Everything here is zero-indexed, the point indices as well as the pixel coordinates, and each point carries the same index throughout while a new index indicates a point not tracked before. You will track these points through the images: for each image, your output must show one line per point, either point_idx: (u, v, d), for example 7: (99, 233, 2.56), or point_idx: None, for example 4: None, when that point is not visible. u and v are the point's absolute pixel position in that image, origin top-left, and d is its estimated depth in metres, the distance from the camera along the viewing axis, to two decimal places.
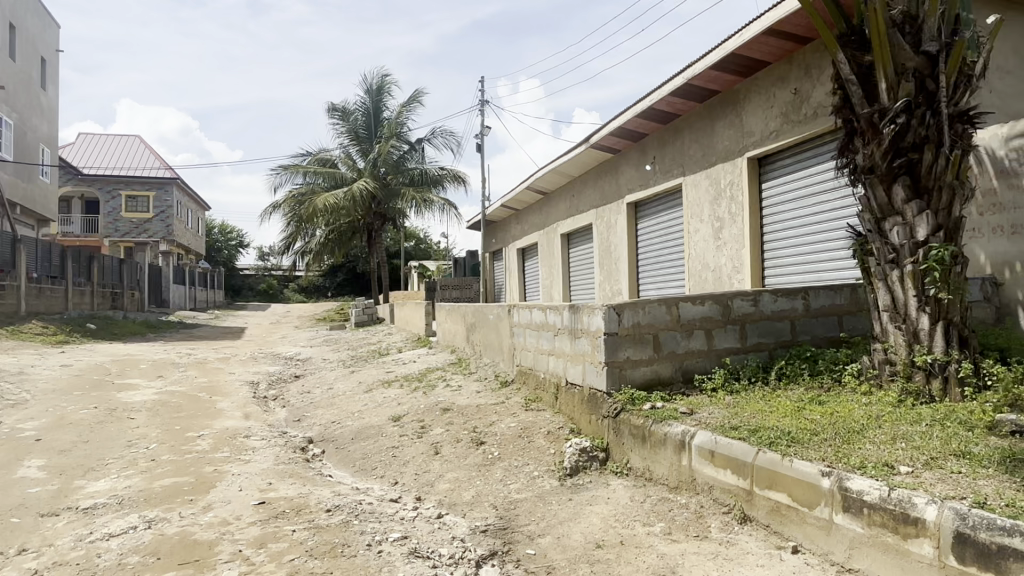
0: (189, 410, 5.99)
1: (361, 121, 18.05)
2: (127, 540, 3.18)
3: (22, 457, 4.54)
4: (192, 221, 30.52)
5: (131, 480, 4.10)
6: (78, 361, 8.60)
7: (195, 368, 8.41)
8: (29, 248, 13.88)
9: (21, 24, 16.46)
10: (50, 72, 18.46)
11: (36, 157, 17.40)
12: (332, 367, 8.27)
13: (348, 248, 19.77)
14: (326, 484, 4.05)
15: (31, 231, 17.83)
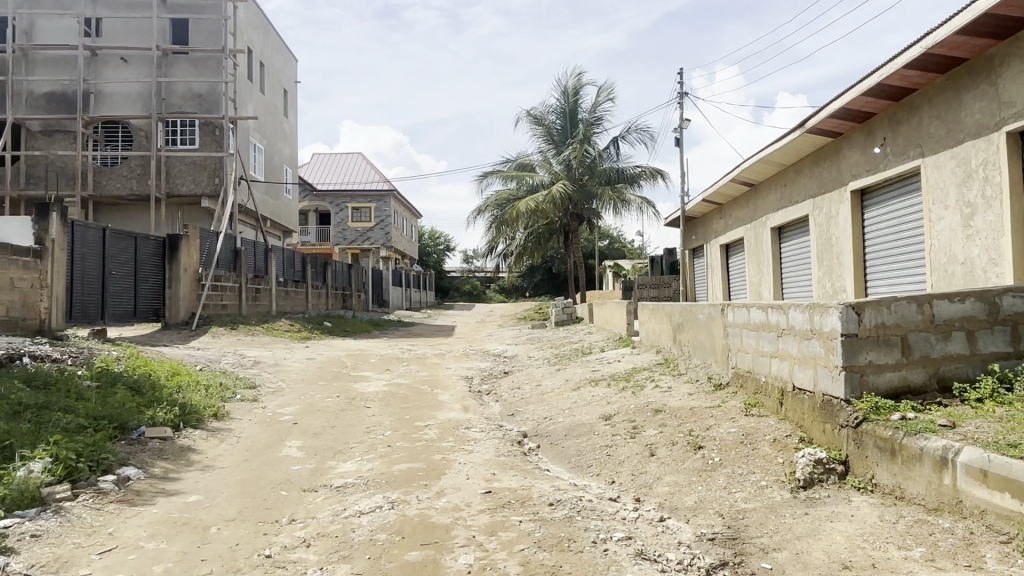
0: (415, 402, 6.48)
1: (557, 124, 18.40)
2: (375, 518, 3.50)
3: (284, 438, 5.21)
4: (406, 228, 33.21)
5: (373, 463, 4.52)
6: (320, 355, 9.72)
7: (416, 363, 9.12)
8: (278, 255, 15.99)
9: (269, 61, 19.00)
10: (291, 101, 21.12)
11: (282, 178, 20.01)
12: (539, 364, 8.51)
13: (546, 249, 20.28)
14: (545, 478, 4.15)
15: (278, 241, 20.53)
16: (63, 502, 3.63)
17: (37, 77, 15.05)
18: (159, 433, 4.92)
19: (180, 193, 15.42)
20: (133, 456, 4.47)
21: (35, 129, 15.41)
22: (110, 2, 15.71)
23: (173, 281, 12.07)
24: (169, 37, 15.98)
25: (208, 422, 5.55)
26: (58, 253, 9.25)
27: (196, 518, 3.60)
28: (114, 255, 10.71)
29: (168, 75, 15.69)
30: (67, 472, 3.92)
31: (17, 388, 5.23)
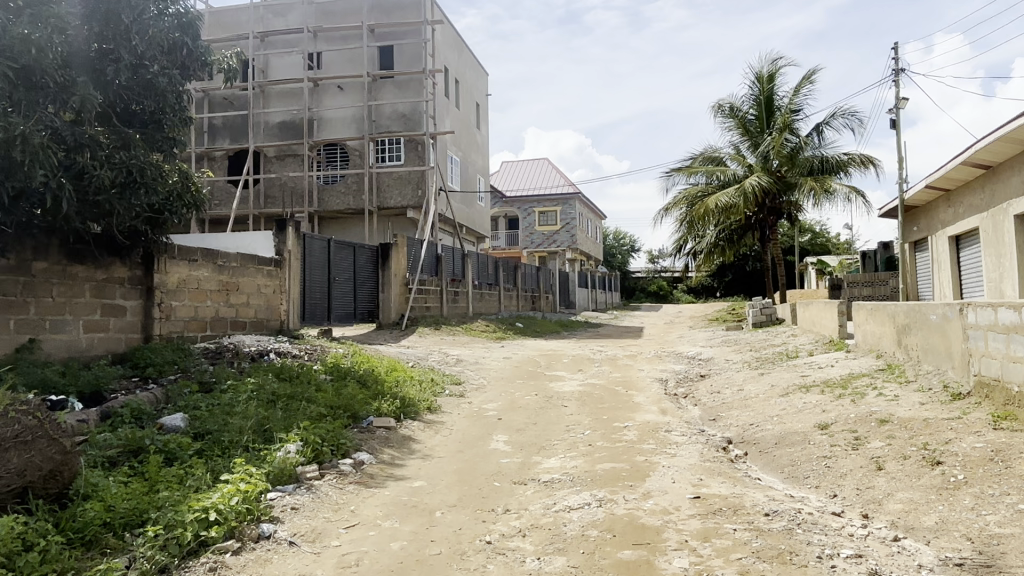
0: (611, 402, 6.54)
1: (751, 115, 17.47)
2: (585, 514, 3.59)
3: (491, 432, 5.51)
4: (591, 230, 33.48)
5: (577, 461, 4.63)
6: (516, 354, 10.11)
7: (609, 364, 9.18)
8: (473, 260, 16.91)
9: (462, 76, 20.11)
10: (483, 113, 22.20)
11: (475, 186, 21.10)
12: (739, 367, 8.17)
13: (739, 245, 19.40)
14: (757, 487, 3.99)
15: (473, 246, 21.68)
16: (314, 480, 4.15)
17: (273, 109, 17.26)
18: (384, 423, 5.45)
19: (388, 205, 16.88)
20: (364, 443, 4.99)
21: (271, 155, 17.69)
22: (328, 37, 17.58)
23: (385, 286, 13.25)
24: (377, 63, 17.52)
25: (424, 414, 6.03)
26: (293, 262, 10.58)
27: (423, 502, 3.93)
28: (337, 263, 12.00)
29: (377, 99, 17.24)
30: (315, 454, 4.48)
31: (270, 380, 6.07)
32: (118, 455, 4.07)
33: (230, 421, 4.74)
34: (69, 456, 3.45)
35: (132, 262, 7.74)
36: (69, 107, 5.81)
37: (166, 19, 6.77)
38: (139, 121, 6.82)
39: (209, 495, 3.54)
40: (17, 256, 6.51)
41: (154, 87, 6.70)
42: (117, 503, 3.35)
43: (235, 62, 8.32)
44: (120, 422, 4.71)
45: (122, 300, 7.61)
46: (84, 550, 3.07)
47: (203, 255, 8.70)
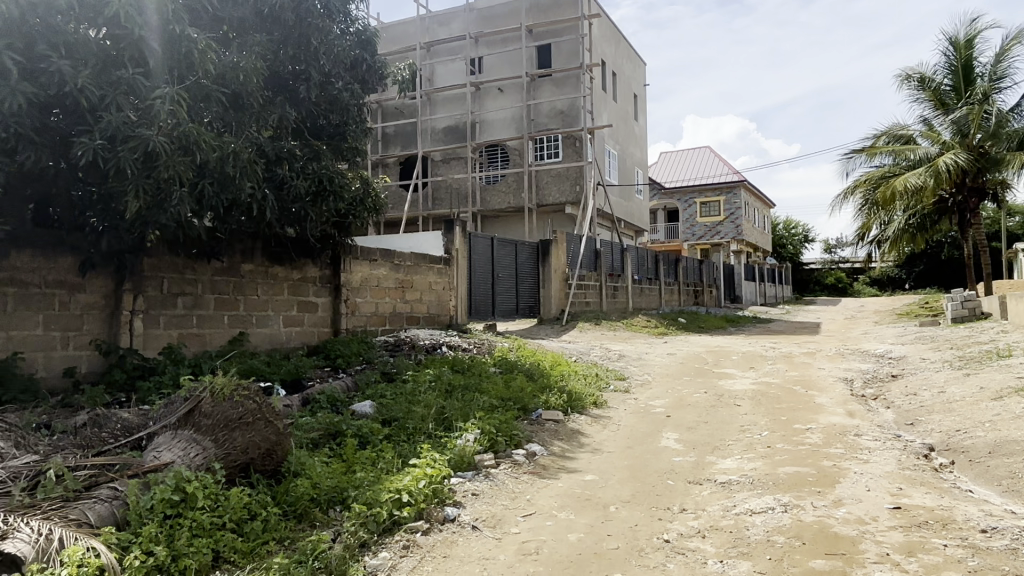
0: (789, 402, 6.18)
1: (947, 85, 15.63)
2: (770, 519, 3.43)
3: (662, 429, 5.43)
4: (759, 219, 31.81)
5: (756, 462, 4.43)
6: (681, 350, 9.87)
7: (784, 361, 8.67)
8: (633, 254, 16.72)
9: (620, 68, 19.93)
10: (641, 105, 21.85)
11: (634, 179, 20.82)
12: (938, 367, 7.38)
13: (933, 231, 17.51)
14: (968, 500, 3.59)
15: (632, 240, 21.42)
16: (491, 468, 4.33)
17: (438, 115, 18.15)
18: (553, 416, 5.56)
19: (547, 202, 17.12)
20: (536, 434, 5.12)
21: (438, 159, 18.61)
22: (488, 41, 18.20)
23: (546, 281, 13.47)
24: (535, 62, 17.83)
25: (591, 409, 6.06)
26: (461, 260, 11.07)
27: (597, 495, 3.96)
28: (501, 260, 12.39)
29: (536, 97, 17.54)
30: (491, 443, 4.67)
31: (445, 371, 6.41)
32: (319, 437, 4.49)
33: (413, 409, 5.06)
34: (281, 436, 3.85)
35: (322, 262, 8.53)
36: (269, 125, 6.45)
37: (348, 38, 7.31)
38: (326, 134, 7.44)
39: (401, 477, 3.80)
40: (229, 259, 7.38)
41: (338, 101, 7.30)
42: (322, 480, 3.70)
43: (408, 73, 8.82)
44: (318, 408, 5.20)
45: (314, 297, 8.42)
46: (297, 522, 3.44)
47: (382, 255, 9.36)
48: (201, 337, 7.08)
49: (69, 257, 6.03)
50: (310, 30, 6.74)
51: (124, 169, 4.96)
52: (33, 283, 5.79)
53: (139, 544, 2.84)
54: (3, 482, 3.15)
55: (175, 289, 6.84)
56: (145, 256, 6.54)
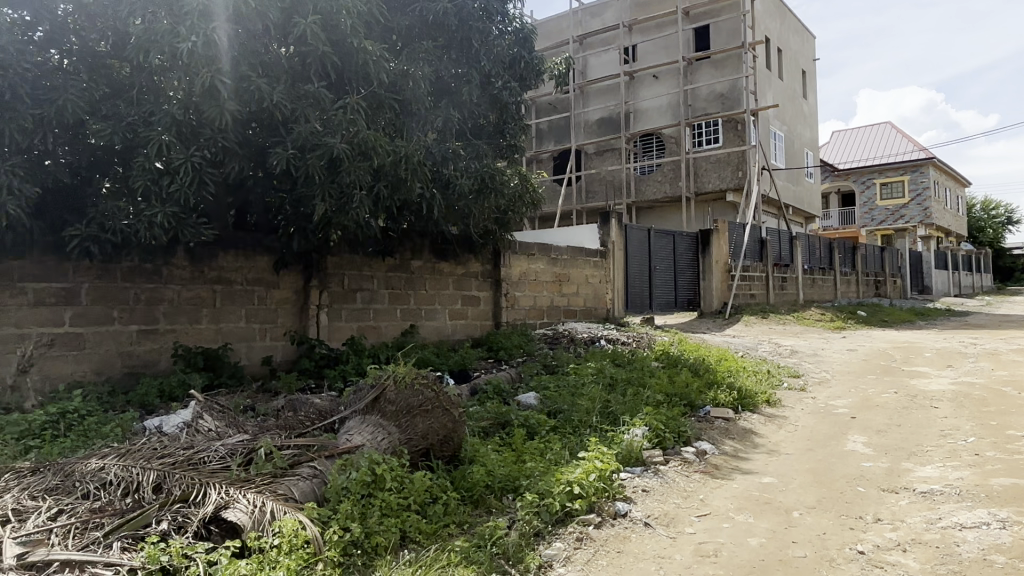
0: (1000, 405, 5.47)
1: None
2: (985, 536, 3.06)
3: (846, 431, 5.03)
4: (950, 200, 28.57)
5: (962, 471, 3.97)
6: (863, 346, 9.09)
7: (989, 359, 7.71)
8: (802, 243, 15.68)
9: (786, 45, 18.71)
10: (810, 82, 20.40)
11: (802, 162, 19.48)
12: None
13: None
14: None
15: (801, 228, 20.09)
16: (660, 465, 4.24)
17: (591, 108, 18.10)
18: (722, 414, 5.34)
19: (706, 190, 16.49)
20: (704, 432, 4.95)
21: (592, 151, 18.55)
22: (642, 29, 17.83)
23: (706, 273, 13.00)
24: (691, 46, 17.22)
25: (763, 407, 5.76)
26: (618, 253, 10.99)
27: (776, 499, 3.75)
28: (659, 251, 12.12)
29: (693, 82, 16.95)
30: (658, 439, 4.57)
31: (607, 365, 6.38)
32: (490, 426, 4.64)
33: (578, 402, 5.09)
34: (457, 424, 4.03)
35: (485, 257, 8.86)
36: (436, 127, 6.75)
37: (507, 37, 7.48)
38: (487, 133, 7.66)
39: (571, 469, 3.81)
40: (401, 256, 7.82)
41: (498, 99, 7.47)
42: (495, 468, 3.83)
43: (564, 66, 8.84)
44: (486, 398, 5.38)
45: (478, 291, 8.75)
46: (474, 507, 3.59)
47: (540, 249, 9.50)
48: (377, 329, 7.60)
49: (265, 257, 6.69)
50: (472, 32, 6.96)
51: (312, 176, 5.40)
52: (237, 281, 6.49)
53: (336, 519, 3.08)
54: (224, 457, 3.55)
55: (354, 284, 7.38)
56: (328, 255, 7.11)
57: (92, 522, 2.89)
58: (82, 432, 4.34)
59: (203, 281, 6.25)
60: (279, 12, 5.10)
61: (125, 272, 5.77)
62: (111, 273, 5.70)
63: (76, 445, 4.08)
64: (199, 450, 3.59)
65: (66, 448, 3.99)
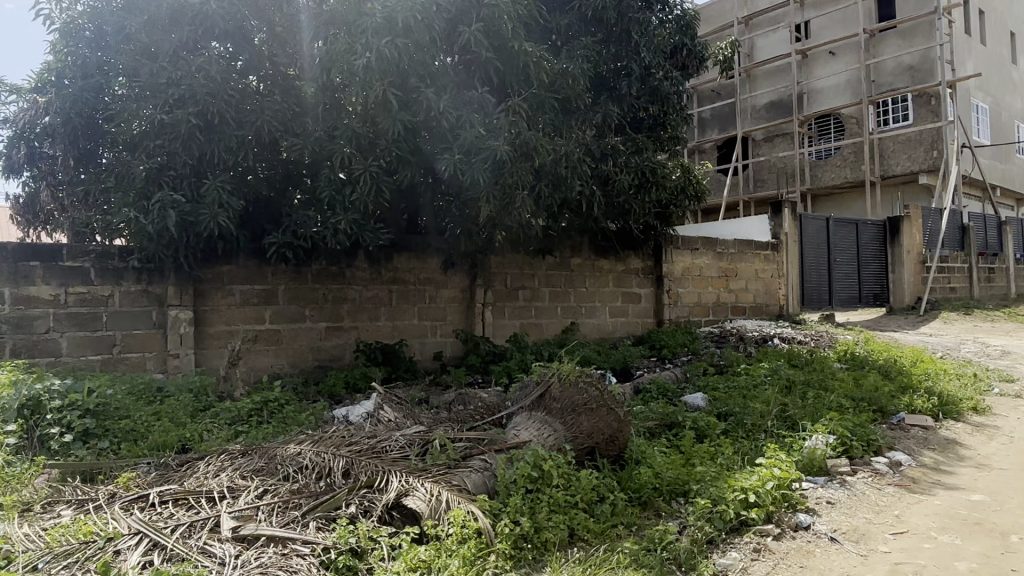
0: None
1: None
2: None
3: None
4: None
5: None
6: None
7: None
8: (1015, 228, 13.76)
9: (990, 5, 16.52)
10: (1022, 44, 17.85)
11: (1013, 137, 17.11)
12: None
13: None
14: None
15: (1011, 212, 17.66)
16: (846, 475, 3.91)
17: (760, 92, 17.16)
18: (919, 421, 4.82)
19: (894, 173, 15.02)
20: (898, 442, 4.49)
21: (760, 138, 17.56)
22: (816, 3, 16.59)
23: (895, 265, 11.82)
24: (874, 17, 15.74)
25: (969, 416, 5.12)
26: (792, 246, 10.31)
27: (989, 520, 3.31)
28: (839, 243, 11.19)
29: (876, 55, 15.49)
30: (844, 448, 4.22)
31: (782, 366, 6.00)
32: (656, 427, 4.55)
33: (751, 404, 4.84)
34: (623, 424, 3.99)
35: (646, 254, 8.70)
36: (595, 124, 6.71)
37: (667, 26, 7.26)
38: (648, 126, 7.49)
39: (746, 476, 3.61)
40: (562, 254, 7.89)
41: (660, 91, 7.27)
42: (663, 471, 3.74)
43: (729, 51, 8.43)
44: (652, 398, 5.27)
45: (638, 288, 8.62)
46: (641, 509, 3.54)
47: (704, 244, 9.15)
48: (540, 326, 7.73)
49: (435, 257, 7.02)
50: (632, 24, 6.83)
51: (477, 179, 5.59)
52: (410, 280, 6.88)
53: (507, 513, 3.15)
54: (402, 447, 3.77)
55: (517, 282, 7.55)
56: (492, 255, 7.33)
57: (292, 502, 3.20)
58: (282, 419, 4.82)
59: (380, 281, 6.69)
60: (445, 23, 5.31)
61: (314, 274, 6.33)
62: (302, 275, 6.27)
63: (277, 431, 4.54)
64: (380, 439, 3.85)
65: (269, 433, 4.46)
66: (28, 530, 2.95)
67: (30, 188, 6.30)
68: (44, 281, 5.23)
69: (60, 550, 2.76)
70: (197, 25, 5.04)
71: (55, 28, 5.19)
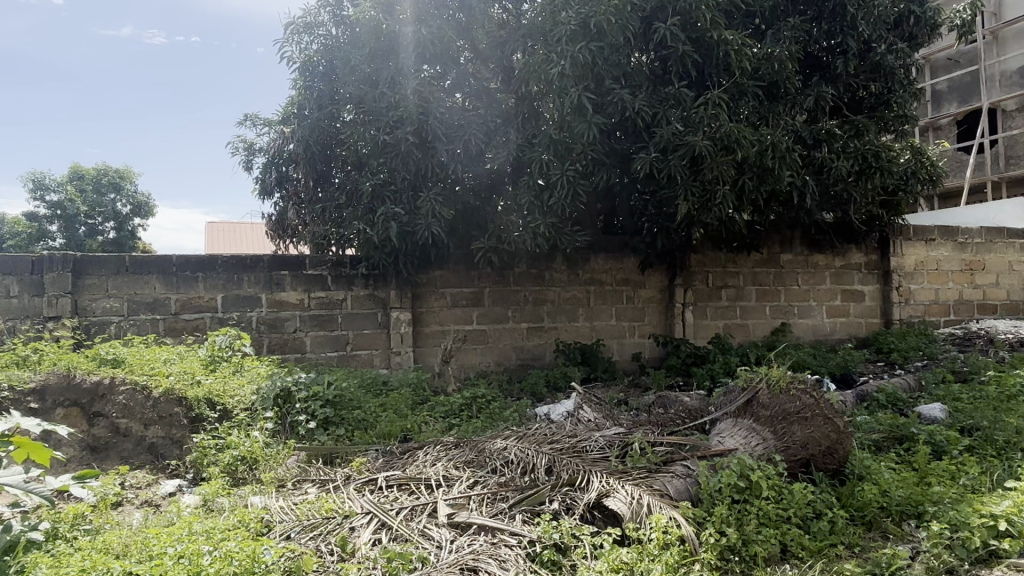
0: None
1: None
2: None
3: None
4: None
5: None
6: None
7: None
8: None
9: None
10: None
11: None
12: None
13: None
14: None
15: None
16: None
17: (1011, 55, 14.78)
18: None
19: None
20: None
21: (1012, 108, 15.13)
22: None
23: None
24: None
25: None
26: None
27: None
28: None
29: None
30: None
31: None
32: (883, 440, 4.13)
33: (1004, 418, 4.20)
34: (843, 435, 3.67)
35: (869, 247, 7.91)
36: (805, 109, 6.23)
37: None
38: (867, 107, 6.79)
39: (997, 501, 3.14)
40: (769, 250, 7.43)
41: (882, 67, 6.55)
42: (892, 489, 3.39)
43: (969, 12, 7.36)
44: (877, 407, 4.79)
45: (860, 285, 7.87)
46: (865, 530, 3.25)
47: (940, 233, 8.10)
48: (746, 327, 7.37)
49: (633, 258, 6.98)
50: None
51: (676, 176, 5.48)
52: (608, 281, 6.91)
53: (712, 522, 3.06)
54: (602, 448, 3.81)
55: (720, 282, 7.26)
56: (693, 253, 7.12)
57: (499, 494, 3.38)
58: (489, 414, 5.11)
59: (579, 282, 6.80)
60: (639, 21, 5.24)
61: (516, 277, 6.60)
62: (505, 278, 6.58)
63: (486, 425, 4.82)
64: (581, 438, 3.93)
65: (479, 427, 4.75)
66: (283, 503, 3.43)
67: (280, 208, 7.32)
68: (292, 287, 6.03)
69: (307, 522, 3.18)
70: (411, 52, 5.51)
71: (296, 67, 5.98)
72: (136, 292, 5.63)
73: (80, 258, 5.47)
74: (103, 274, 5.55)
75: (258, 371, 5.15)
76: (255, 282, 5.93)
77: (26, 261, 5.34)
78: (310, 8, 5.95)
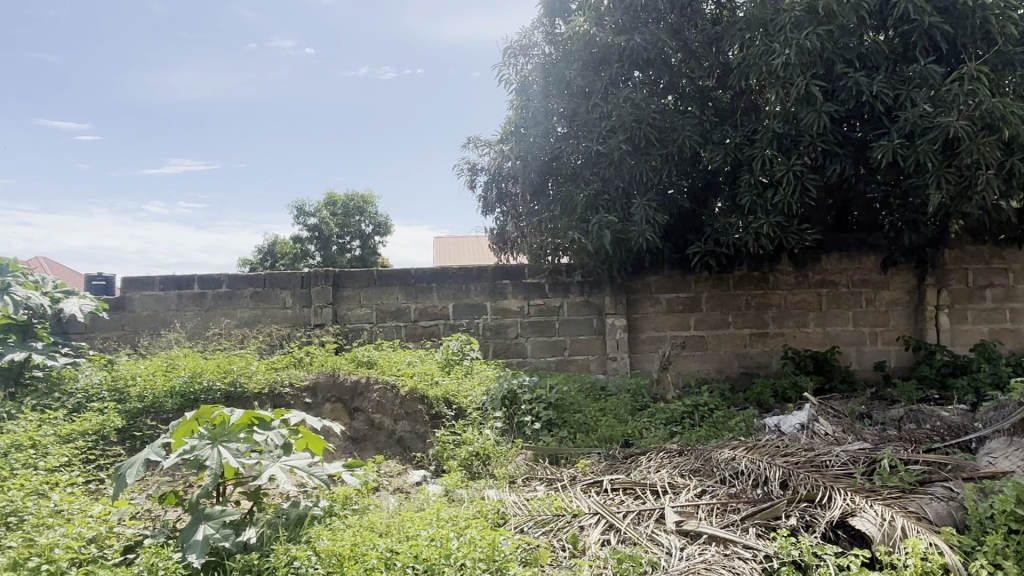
0: None
1: None
2: None
3: None
4: None
5: None
6: None
7: None
8: None
9: None
10: None
11: None
12: None
13: None
14: None
15: None
16: None
17: None
18: None
19: None
20: None
21: None
22: None
23: None
24: None
25: None
26: None
27: None
28: None
29: None
30: None
31: None
32: None
33: None
34: None
35: None
36: None
37: None
38: None
39: None
40: None
41: None
42: None
43: None
44: None
45: None
46: None
47: None
48: (1019, 333, 6.36)
49: (872, 256, 6.36)
50: None
51: (925, 164, 4.91)
52: (842, 283, 6.36)
53: (984, 553, 2.70)
54: (846, 464, 3.54)
55: (982, 281, 6.36)
56: (946, 249, 6.31)
57: (730, 506, 3.29)
58: (713, 423, 4.97)
59: (808, 285, 6.35)
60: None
61: (738, 280, 6.35)
62: (726, 282, 6.35)
63: (711, 434, 4.70)
64: (820, 453, 3.68)
65: (703, 436, 4.64)
66: (516, 498, 3.65)
67: (501, 222, 7.77)
68: (514, 295, 6.38)
69: (539, 518, 3.36)
70: (623, 59, 5.56)
71: (513, 88, 6.35)
72: (382, 301, 6.35)
73: (338, 273, 6.30)
74: (357, 286, 6.33)
75: (487, 374, 5.52)
76: (481, 291, 6.37)
77: (298, 277, 6.28)
78: (525, 30, 6.30)
